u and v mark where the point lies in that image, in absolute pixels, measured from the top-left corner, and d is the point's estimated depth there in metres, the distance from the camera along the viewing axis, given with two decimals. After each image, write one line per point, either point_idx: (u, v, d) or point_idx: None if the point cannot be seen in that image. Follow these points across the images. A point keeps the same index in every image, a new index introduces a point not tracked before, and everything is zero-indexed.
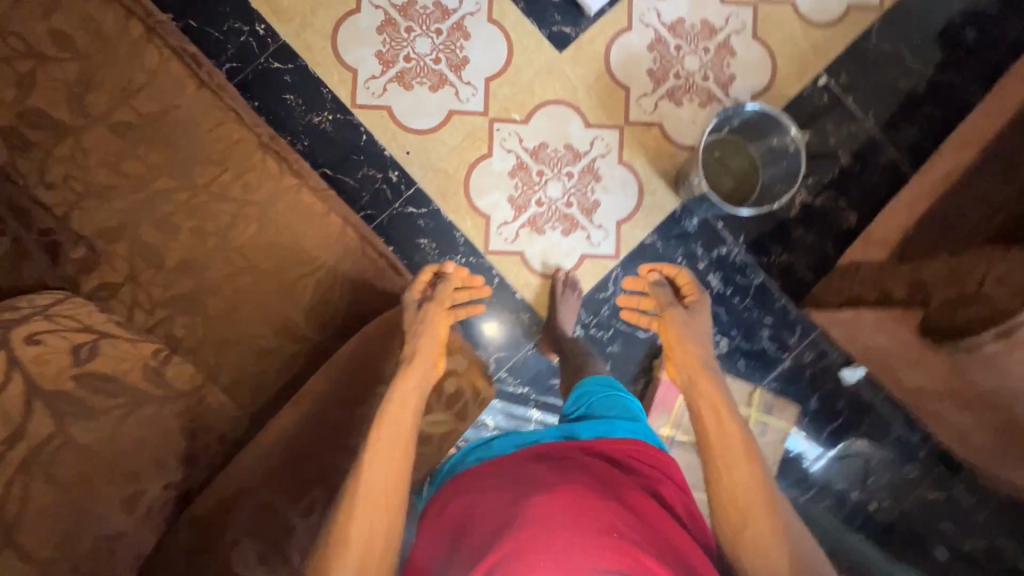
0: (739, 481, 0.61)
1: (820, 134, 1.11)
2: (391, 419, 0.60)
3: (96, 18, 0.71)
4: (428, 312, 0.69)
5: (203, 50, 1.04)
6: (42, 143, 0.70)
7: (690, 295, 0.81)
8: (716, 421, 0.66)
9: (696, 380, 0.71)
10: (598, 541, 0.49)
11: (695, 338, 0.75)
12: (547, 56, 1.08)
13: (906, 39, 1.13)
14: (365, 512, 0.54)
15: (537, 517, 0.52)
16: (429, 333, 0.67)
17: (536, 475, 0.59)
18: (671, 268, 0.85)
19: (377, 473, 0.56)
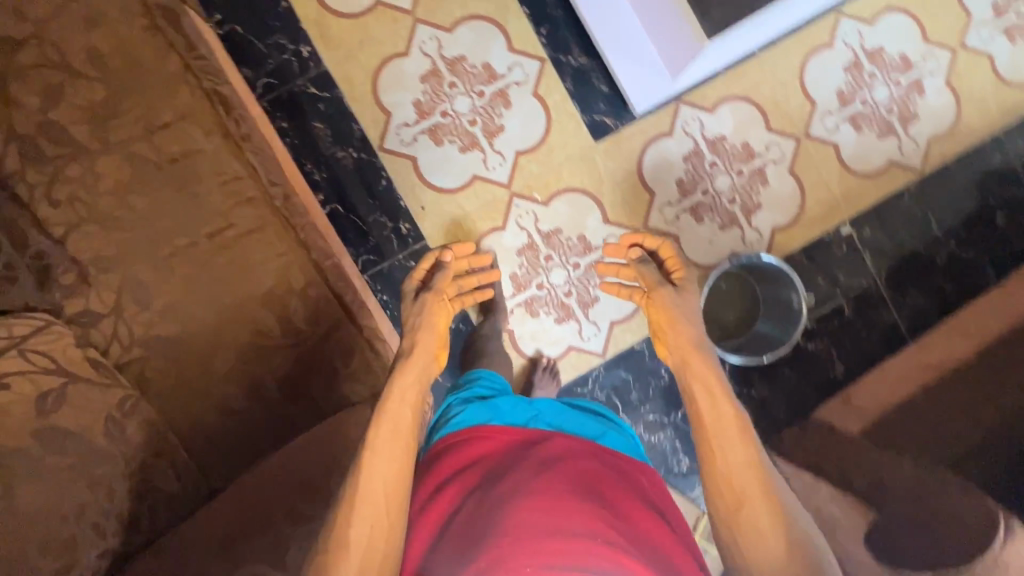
0: (729, 464, 0.62)
1: (829, 281, 1.11)
2: (389, 416, 0.64)
3: (138, 44, 0.70)
4: (424, 300, 0.76)
5: (243, 58, 1.02)
6: (56, 160, 0.69)
7: (678, 275, 0.78)
8: (710, 400, 0.66)
9: (689, 363, 0.70)
10: (579, 547, 0.56)
11: (683, 316, 0.73)
12: (583, 142, 1.07)
13: (938, 206, 1.12)
14: (366, 509, 0.59)
15: (523, 517, 0.58)
16: (428, 322, 0.74)
17: (518, 471, 0.63)
18: (653, 239, 0.79)
19: (381, 469, 0.61)
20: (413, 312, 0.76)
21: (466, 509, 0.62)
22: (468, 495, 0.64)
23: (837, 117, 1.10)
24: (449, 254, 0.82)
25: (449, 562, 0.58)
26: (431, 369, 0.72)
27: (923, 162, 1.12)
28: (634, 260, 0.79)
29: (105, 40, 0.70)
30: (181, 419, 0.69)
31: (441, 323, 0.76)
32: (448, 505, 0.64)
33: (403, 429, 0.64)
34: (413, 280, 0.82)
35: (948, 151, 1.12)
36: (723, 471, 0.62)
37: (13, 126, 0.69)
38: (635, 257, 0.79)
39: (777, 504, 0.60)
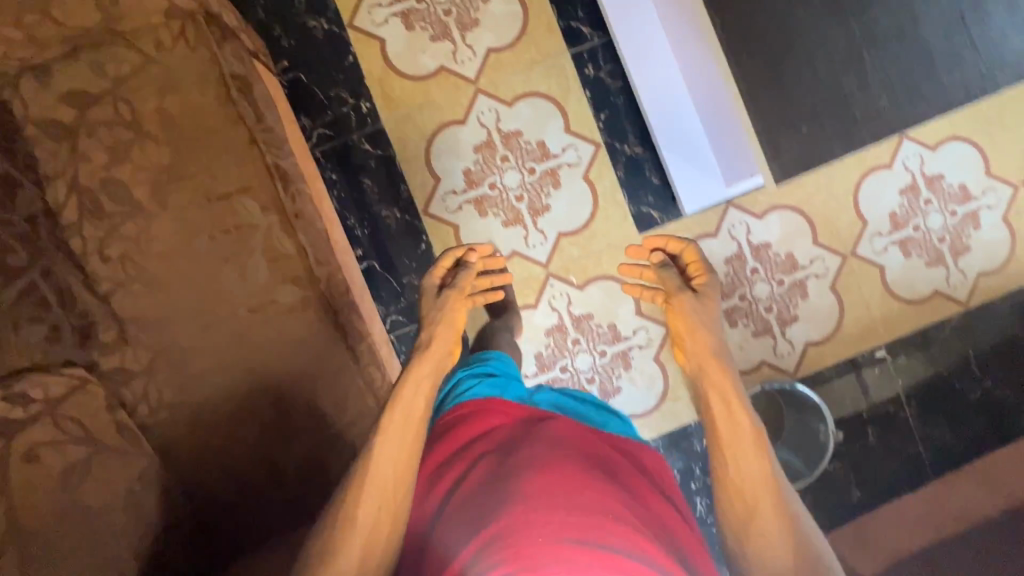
0: (745, 470, 0.59)
1: (856, 401, 1.09)
2: (400, 412, 0.65)
3: (208, 111, 0.71)
4: (447, 296, 0.80)
5: (303, 107, 1.03)
6: (113, 216, 0.70)
7: (700, 280, 0.75)
8: (726, 412, 0.63)
9: (705, 368, 0.68)
10: (592, 517, 0.53)
11: (705, 326, 0.70)
12: (626, 231, 1.06)
13: (979, 342, 1.10)
14: (371, 485, 0.60)
15: (532, 487, 0.55)
16: (449, 316, 0.77)
17: (525, 449, 0.60)
18: (675, 241, 0.78)
19: (388, 446, 0.63)
20: (433, 309, 0.78)
21: (471, 481, 0.59)
22: (474, 467, 0.61)
23: (886, 239, 1.08)
24: (472, 253, 0.85)
25: (454, 536, 0.56)
26: (445, 358, 0.74)
27: (969, 296, 1.10)
28: (655, 265, 0.78)
29: (177, 104, 0.71)
30: (204, 486, 0.70)
31: (461, 317, 0.79)
32: (452, 480, 0.62)
33: (416, 414, 0.67)
34: (433, 276, 0.83)
35: (996, 287, 1.10)
36: (738, 475, 0.59)
37: (76, 178, 0.70)
38: (656, 259, 0.78)
39: (786, 512, 0.57)
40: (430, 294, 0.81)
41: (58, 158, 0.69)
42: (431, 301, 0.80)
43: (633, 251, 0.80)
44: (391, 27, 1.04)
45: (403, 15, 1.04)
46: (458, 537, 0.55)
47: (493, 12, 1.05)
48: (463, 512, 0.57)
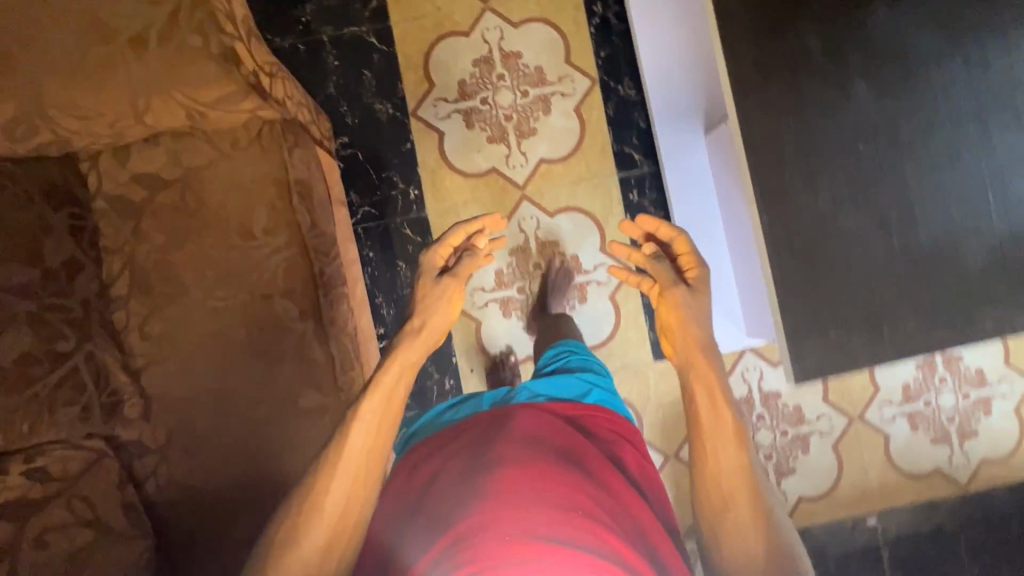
0: (724, 468, 0.60)
1: (840, 564, 1.09)
2: (381, 393, 0.64)
3: (265, 209, 0.74)
4: (446, 285, 0.73)
5: (353, 182, 1.07)
6: (159, 296, 0.73)
7: (694, 271, 0.70)
8: (711, 405, 0.63)
9: (696, 361, 0.66)
10: (564, 516, 0.52)
11: (699, 321, 0.67)
12: (642, 356, 1.08)
13: (972, 529, 1.09)
14: (341, 478, 0.59)
15: (503, 487, 0.55)
16: (443, 304, 0.73)
17: (495, 446, 0.60)
18: (666, 229, 0.70)
19: (360, 436, 0.61)
20: (426, 298, 0.73)
21: (438, 481, 0.59)
22: (444, 465, 0.60)
23: (895, 409, 1.09)
24: (483, 240, 0.79)
25: (421, 539, 0.55)
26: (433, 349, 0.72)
27: (969, 480, 1.10)
28: (645, 256, 0.73)
29: (236, 200, 0.74)
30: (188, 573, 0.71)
31: (454, 307, 0.75)
32: (421, 482, 0.61)
33: (395, 403, 0.65)
34: (436, 256, 0.76)
35: (998, 476, 1.10)
36: (715, 471, 0.61)
37: (131, 255, 0.73)
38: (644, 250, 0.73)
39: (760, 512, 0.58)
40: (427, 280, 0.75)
41: (119, 234, 0.73)
42: (426, 288, 0.74)
43: (624, 231, 0.73)
44: (454, 122, 1.08)
45: (467, 111, 1.07)
46: (423, 538, 0.54)
47: (551, 125, 1.08)
48: (429, 513, 0.56)
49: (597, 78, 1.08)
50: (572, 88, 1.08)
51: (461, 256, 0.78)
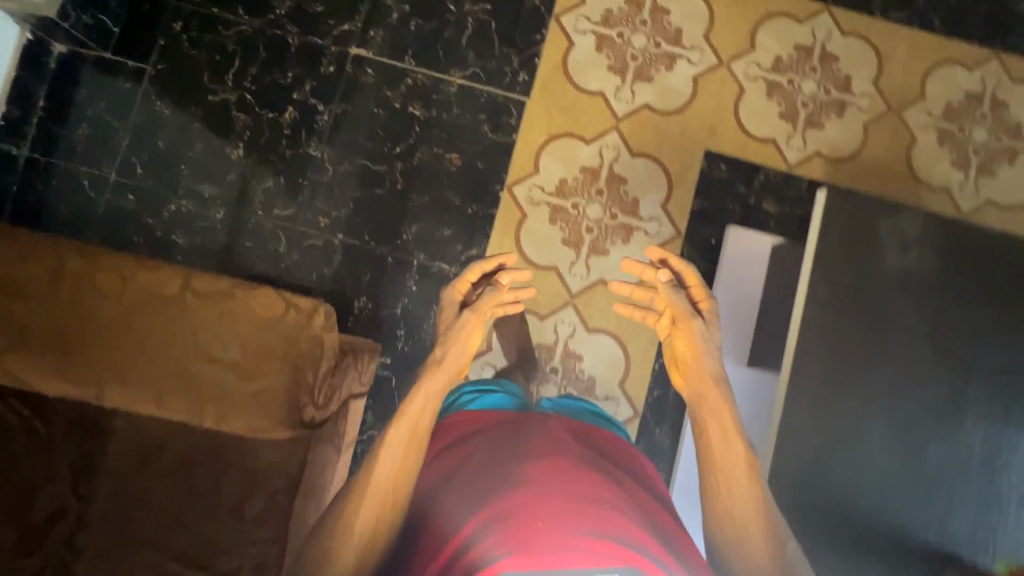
0: (740, 494, 0.69)
1: None
2: (407, 420, 0.72)
3: (264, 496, 0.73)
4: (467, 319, 0.85)
5: (375, 402, 1.06)
6: (124, 539, 0.70)
7: (706, 304, 0.82)
8: (722, 435, 0.73)
9: (704, 395, 0.77)
10: (595, 510, 0.60)
11: (708, 351, 0.79)
12: None
13: None
14: (384, 466, 0.68)
15: (543, 480, 0.63)
16: (462, 340, 0.83)
17: (518, 447, 0.68)
18: (676, 262, 0.85)
19: (396, 434, 0.70)
20: (450, 334, 0.84)
21: (472, 462, 0.67)
22: (474, 452, 0.69)
23: None
24: (506, 275, 0.89)
25: (462, 514, 0.62)
26: (456, 378, 0.82)
27: None
28: (663, 283, 0.83)
29: (243, 474, 0.73)
30: None
31: (474, 339, 0.85)
32: (448, 469, 0.68)
33: (420, 430, 0.72)
34: (453, 292, 0.89)
35: None
36: (733, 496, 0.69)
37: (117, 492, 0.71)
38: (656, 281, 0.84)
39: (770, 527, 0.68)
40: (447, 313, 0.88)
41: (116, 467, 0.71)
42: (451, 319, 0.87)
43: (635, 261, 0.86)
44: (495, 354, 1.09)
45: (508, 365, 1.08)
46: (465, 508, 0.62)
47: None
48: (467, 493, 0.63)
49: (641, 412, 1.08)
50: (613, 411, 1.08)
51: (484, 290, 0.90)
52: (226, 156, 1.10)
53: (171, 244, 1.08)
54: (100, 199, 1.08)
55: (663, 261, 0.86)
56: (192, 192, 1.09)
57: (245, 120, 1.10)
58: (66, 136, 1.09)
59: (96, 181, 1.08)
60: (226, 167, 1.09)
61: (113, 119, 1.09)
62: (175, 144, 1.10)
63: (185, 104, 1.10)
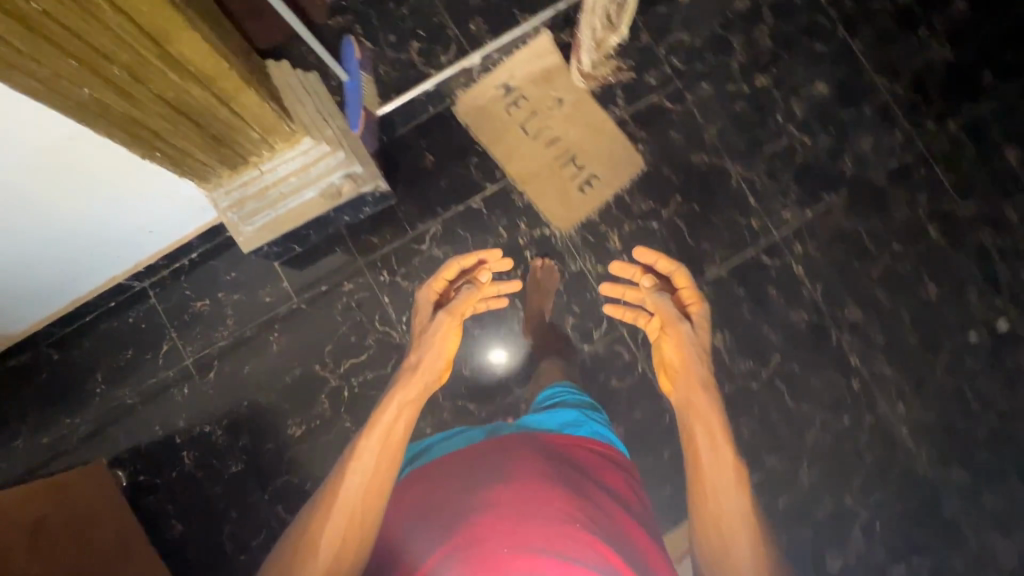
0: (718, 506, 0.69)
1: None
2: (378, 434, 0.77)
3: None
4: (443, 321, 0.92)
5: None
6: None
7: (695, 310, 0.89)
8: (704, 441, 0.75)
9: (693, 403, 0.79)
10: (556, 527, 0.60)
11: (689, 354, 0.84)
12: None
13: None
14: (352, 483, 0.71)
15: (503, 502, 0.63)
16: (436, 341, 0.90)
17: (489, 467, 0.69)
18: (668, 265, 0.96)
19: (369, 448, 0.75)
20: (426, 338, 0.91)
21: (445, 485, 0.68)
22: (449, 473, 0.71)
23: None
24: (483, 273, 1.00)
25: (428, 539, 0.63)
26: (429, 382, 0.87)
27: None
28: (649, 287, 0.96)
29: None
30: None
31: (448, 343, 0.91)
32: (424, 490, 0.70)
33: (393, 438, 0.77)
34: (431, 293, 0.97)
35: None
36: (711, 509, 0.70)
37: None
38: (644, 286, 0.97)
39: (757, 535, 0.67)
40: (425, 312, 0.96)
41: None
42: (426, 322, 0.94)
43: (639, 257, 1.00)
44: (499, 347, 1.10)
45: None
46: (432, 537, 0.62)
47: None
48: (437, 516, 0.64)
49: None
50: None
51: (463, 286, 0.98)
52: (284, 428, 1.04)
53: (178, 456, 1.03)
54: (162, 372, 1.05)
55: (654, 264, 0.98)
56: (232, 429, 1.04)
57: (325, 409, 1.05)
58: (185, 298, 1.05)
59: (171, 354, 1.05)
60: (277, 436, 1.04)
61: (230, 315, 1.06)
62: (256, 378, 1.05)
63: (293, 354, 1.06)
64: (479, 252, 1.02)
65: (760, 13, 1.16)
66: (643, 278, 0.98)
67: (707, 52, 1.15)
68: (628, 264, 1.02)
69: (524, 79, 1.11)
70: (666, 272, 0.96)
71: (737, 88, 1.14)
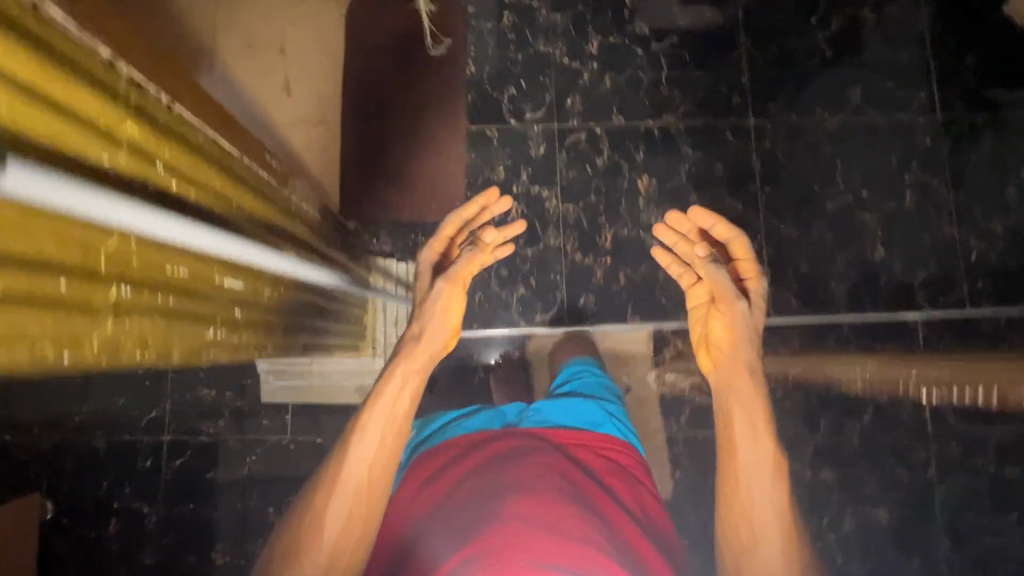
0: (751, 503, 0.57)
1: None
2: (383, 406, 0.59)
3: None
4: (440, 288, 0.68)
5: None
6: None
7: (752, 284, 0.68)
8: (749, 436, 0.59)
9: (733, 387, 0.62)
10: (574, 548, 0.51)
11: (742, 340, 0.63)
12: None
13: None
14: (360, 460, 0.57)
15: (513, 512, 0.55)
16: (437, 312, 0.67)
17: (509, 477, 0.60)
18: (724, 231, 0.69)
19: (375, 421, 0.58)
20: (426, 307, 0.68)
21: (466, 488, 0.60)
22: (468, 474, 0.62)
23: None
24: (488, 232, 0.77)
25: (444, 540, 0.54)
26: (440, 353, 0.67)
27: None
28: (703, 259, 0.70)
29: None
30: None
31: (454, 312, 0.70)
32: (440, 488, 0.61)
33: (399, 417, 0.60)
34: (431, 251, 0.74)
35: None
36: (744, 507, 0.57)
37: None
38: (697, 257, 0.72)
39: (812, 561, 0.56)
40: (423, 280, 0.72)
41: None
42: (424, 288, 0.70)
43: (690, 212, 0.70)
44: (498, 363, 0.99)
45: None
46: (450, 540, 0.53)
47: None
48: (456, 520, 0.56)
49: None
50: None
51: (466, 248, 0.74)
52: (209, 549, 1.02)
53: (107, 517, 1.03)
54: (139, 433, 1.05)
55: (705, 235, 0.74)
56: (166, 522, 1.03)
57: (254, 555, 1.02)
58: (195, 382, 1.05)
59: (155, 422, 1.05)
60: (200, 553, 1.02)
61: (224, 417, 1.05)
62: (213, 488, 1.04)
63: (255, 487, 1.04)
64: (491, 198, 0.78)
65: (863, 408, 1.09)
66: (697, 245, 0.73)
67: (792, 418, 1.09)
68: (680, 222, 0.76)
69: (605, 350, 1.00)
70: (722, 238, 0.70)
71: (801, 468, 1.07)
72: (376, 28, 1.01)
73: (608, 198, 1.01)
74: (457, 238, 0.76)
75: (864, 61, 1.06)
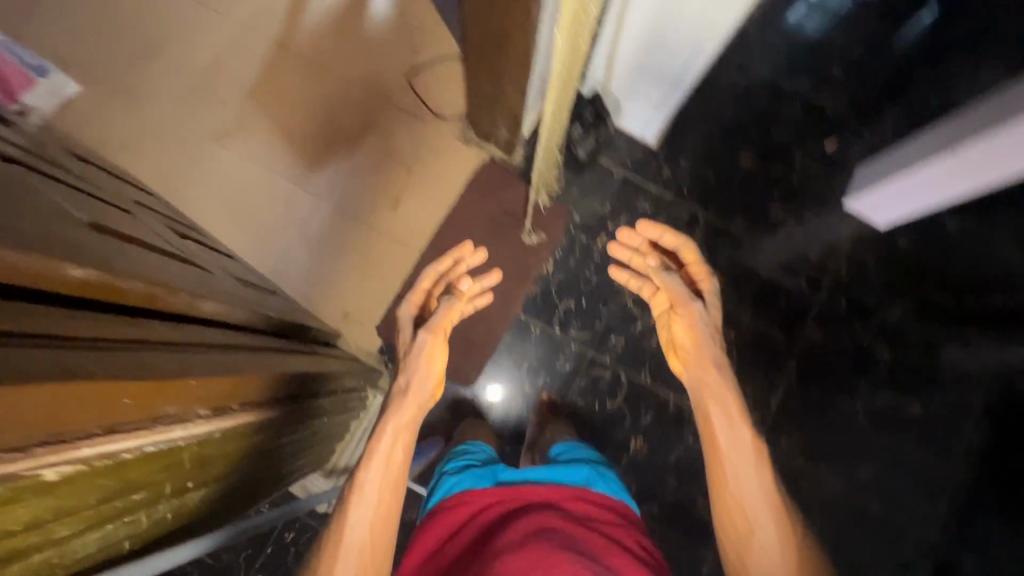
0: (739, 491, 0.63)
1: None
2: (378, 458, 0.66)
3: None
4: (426, 340, 0.86)
5: None
6: None
7: (704, 284, 0.86)
8: (724, 421, 0.68)
9: (706, 381, 0.74)
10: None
11: (700, 335, 0.79)
12: None
13: None
14: (361, 520, 0.61)
15: (504, 563, 0.54)
16: (423, 363, 0.83)
17: (503, 537, 0.60)
18: (672, 241, 0.92)
19: (370, 479, 0.64)
20: (414, 364, 0.82)
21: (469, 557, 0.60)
22: (471, 544, 0.62)
23: None
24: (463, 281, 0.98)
25: None
26: (425, 405, 0.78)
27: None
28: (659, 272, 0.90)
29: None
30: None
31: (437, 362, 0.85)
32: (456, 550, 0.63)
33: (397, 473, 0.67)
34: (413, 306, 0.95)
35: None
36: (734, 496, 0.63)
37: None
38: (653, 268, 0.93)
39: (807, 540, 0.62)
40: (408, 329, 0.92)
41: None
42: (410, 343, 0.87)
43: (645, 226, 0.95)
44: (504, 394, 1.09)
45: None
46: None
47: None
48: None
49: None
50: None
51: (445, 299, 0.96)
52: None
53: None
54: None
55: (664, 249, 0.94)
56: None
57: None
58: None
59: None
60: None
61: None
62: None
63: None
64: (462, 250, 1.02)
65: None
66: (652, 257, 0.96)
67: None
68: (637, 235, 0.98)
69: None
70: (673, 247, 0.92)
71: None
72: (492, 194, 1.12)
73: (600, 439, 1.07)
74: (436, 288, 0.98)
75: (886, 445, 1.09)
